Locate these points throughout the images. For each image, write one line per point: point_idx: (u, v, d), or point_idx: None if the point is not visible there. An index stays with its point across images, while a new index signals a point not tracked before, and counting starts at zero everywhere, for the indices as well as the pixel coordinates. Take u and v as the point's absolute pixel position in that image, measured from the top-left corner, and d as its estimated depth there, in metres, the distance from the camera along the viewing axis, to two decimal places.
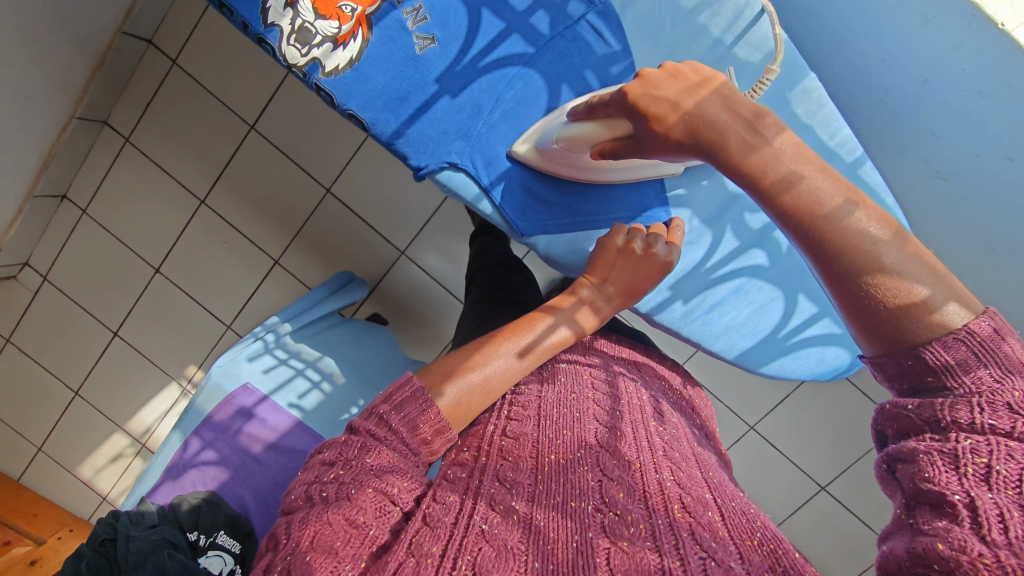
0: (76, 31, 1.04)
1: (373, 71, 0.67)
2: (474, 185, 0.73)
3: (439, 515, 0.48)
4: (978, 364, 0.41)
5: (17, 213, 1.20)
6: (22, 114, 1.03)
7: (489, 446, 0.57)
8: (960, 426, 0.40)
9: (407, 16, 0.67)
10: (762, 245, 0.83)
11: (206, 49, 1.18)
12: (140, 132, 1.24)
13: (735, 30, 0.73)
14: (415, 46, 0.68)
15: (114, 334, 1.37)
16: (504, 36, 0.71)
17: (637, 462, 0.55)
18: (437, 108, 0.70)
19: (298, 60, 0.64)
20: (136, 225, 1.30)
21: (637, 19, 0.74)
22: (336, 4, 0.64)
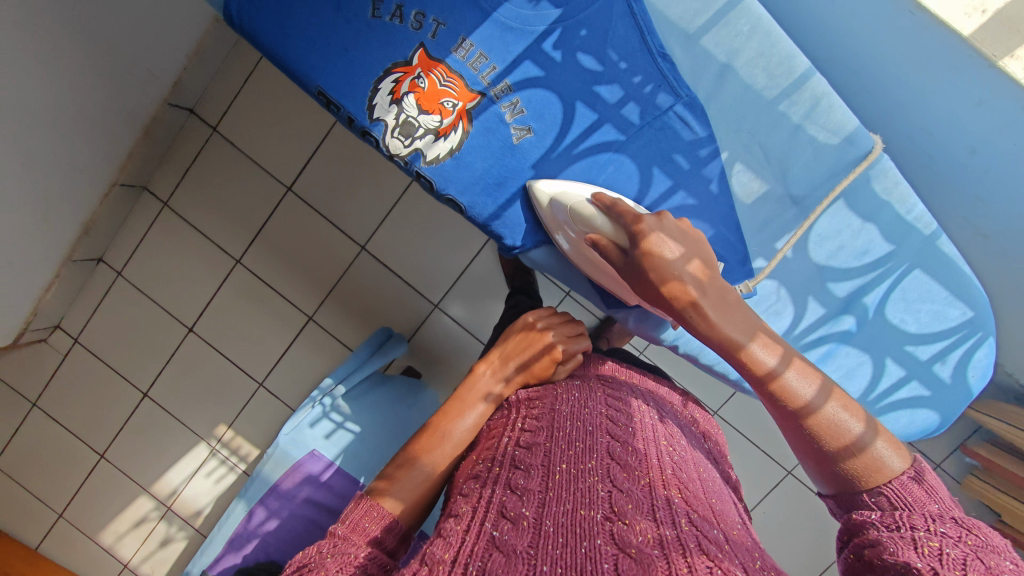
0: (125, 104, 1.09)
1: (473, 160, 0.78)
2: (568, 260, 0.85)
3: (452, 525, 0.52)
4: (927, 500, 0.48)
5: (54, 277, 1.22)
6: (69, 185, 1.09)
7: (504, 459, 0.59)
8: (917, 528, 0.45)
9: (505, 110, 0.78)
10: (850, 312, 0.89)
11: (245, 117, 1.23)
12: (178, 196, 1.27)
13: (818, 117, 0.79)
14: (513, 136, 0.79)
15: (143, 395, 1.37)
16: (596, 126, 0.80)
17: (647, 477, 0.56)
18: (533, 191, 0.81)
19: (401, 149, 0.76)
20: (169, 286, 1.32)
21: (720, 109, 0.82)
22: (438, 101, 0.75)
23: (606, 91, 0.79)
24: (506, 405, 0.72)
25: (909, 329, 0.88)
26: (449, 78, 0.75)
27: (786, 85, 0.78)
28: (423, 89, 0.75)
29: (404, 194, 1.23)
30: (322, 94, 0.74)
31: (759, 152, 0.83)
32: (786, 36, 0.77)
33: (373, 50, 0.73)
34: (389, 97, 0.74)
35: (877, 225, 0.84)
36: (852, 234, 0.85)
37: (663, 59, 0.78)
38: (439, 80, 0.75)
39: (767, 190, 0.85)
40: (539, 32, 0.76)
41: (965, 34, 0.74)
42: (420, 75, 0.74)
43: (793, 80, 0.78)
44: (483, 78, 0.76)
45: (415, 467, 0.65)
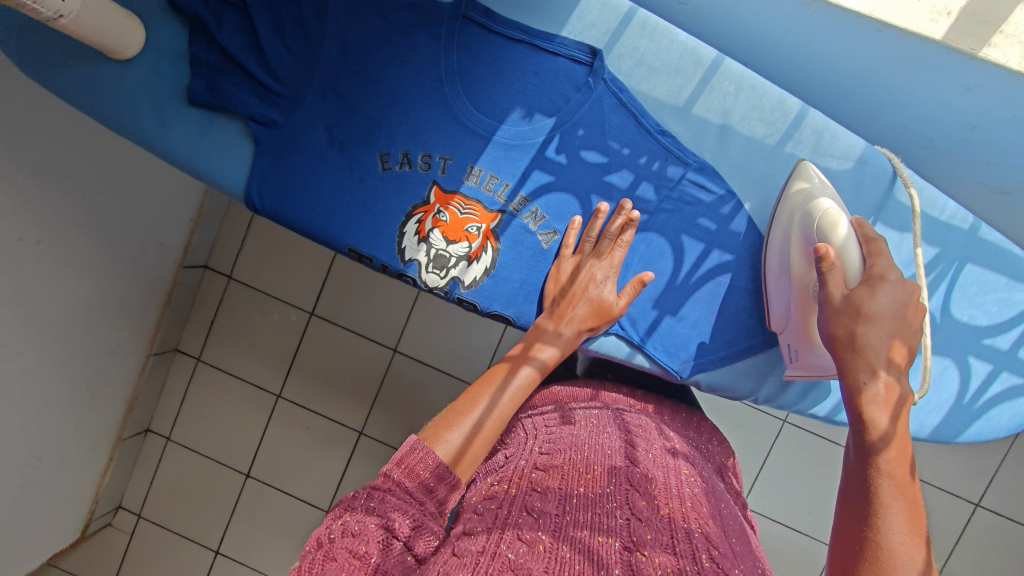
0: (146, 279, 1.14)
1: (509, 273, 0.79)
2: (626, 344, 0.82)
3: (467, 545, 0.46)
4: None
5: (109, 460, 1.24)
6: (108, 369, 1.12)
7: (522, 483, 0.55)
8: None
9: (527, 220, 0.79)
10: None
11: (255, 259, 1.28)
12: (209, 349, 1.30)
13: (826, 149, 0.81)
14: (543, 242, 0.79)
15: (216, 553, 1.33)
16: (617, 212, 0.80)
17: (667, 506, 0.52)
18: None
19: (439, 282, 0.77)
20: (219, 437, 1.33)
21: (731, 163, 0.81)
22: (463, 229, 0.77)
23: (617, 178, 0.80)
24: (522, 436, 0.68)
25: (981, 323, 0.85)
26: (469, 205, 0.77)
27: (785, 127, 0.81)
28: (445, 222, 0.77)
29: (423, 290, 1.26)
30: (353, 249, 0.76)
31: (781, 193, 0.82)
32: (771, 86, 0.80)
33: (391, 199, 0.76)
34: (416, 237, 0.76)
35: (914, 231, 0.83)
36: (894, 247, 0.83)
37: (663, 136, 0.80)
38: (459, 210, 0.77)
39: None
40: (539, 142, 0.79)
41: (938, 37, 0.77)
42: (440, 209, 0.77)
43: (790, 122, 0.81)
44: (499, 197, 0.78)
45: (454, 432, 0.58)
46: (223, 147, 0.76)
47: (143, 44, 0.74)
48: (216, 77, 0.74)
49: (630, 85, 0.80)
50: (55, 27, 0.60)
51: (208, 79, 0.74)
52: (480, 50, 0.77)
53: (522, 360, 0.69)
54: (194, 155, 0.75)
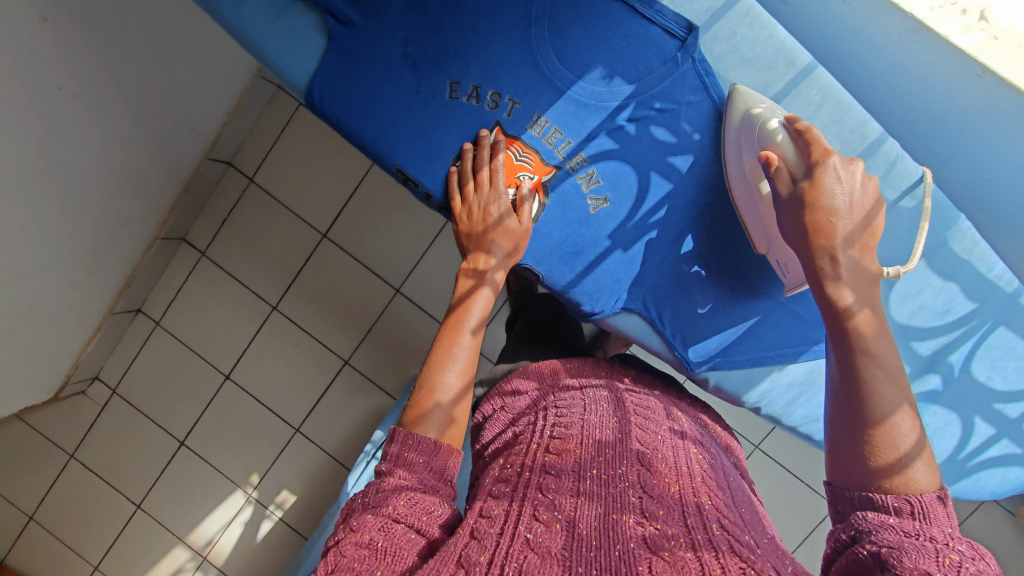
0: (170, 161, 1.13)
1: (550, 230, 0.80)
2: (647, 324, 0.84)
3: (485, 527, 0.48)
4: (944, 521, 0.49)
5: (95, 330, 1.24)
6: (115, 240, 1.12)
7: (533, 462, 0.56)
8: (935, 541, 0.46)
9: (581, 181, 0.79)
10: (934, 370, 0.86)
11: (281, 167, 1.26)
12: (216, 245, 1.30)
13: (893, 180, 0.80)
14: (589, 207, 0.80)
15: (181, 443, 1.35)
16: (670, 195, 0.81)
17: (677, 482, 0.53)
18: (609, 259, 0.81)
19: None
20: (207, 333, 1.33)
21: None
22: (516, 175, 0.77)
23: (680, 161, 0.80)
24: (528, 411, 0.67)
25: (996, 386, 0.86)
26: (525, 153, 0.77)
27: (860, 149, 0.79)
28: None
29: (439, 237, 1.26)
30: (402, 172, 0.76)
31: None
32: (855, 106, 0.79)
33: (452, 128, 0.76)
34: None
35: (958, 283, 0.83)
36: (934, 293, 0.84)
37: None
38: (515, 155, 0.77)
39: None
40: (612, 107, 0.78)
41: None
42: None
43: (866, 144, 0.79)
44: (558, 152, 0.78)
45: (449, 374, 0.61)
46: (294, 38, 0.72)
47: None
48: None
49: (716, 70, 0.79)
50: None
51: None
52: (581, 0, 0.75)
53: (456, 306, 0.67)
54: (261, 39, 0.71)
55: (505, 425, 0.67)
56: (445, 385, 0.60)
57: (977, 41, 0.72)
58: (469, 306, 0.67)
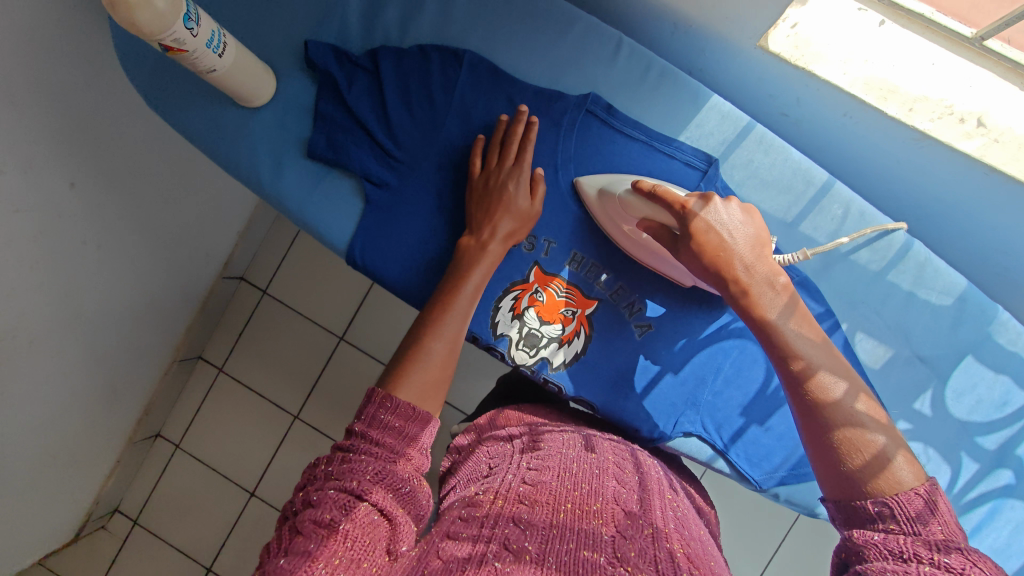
0: (186, 288, 1.14)
1: (597, 361, 0.75)
2: (708, 446, 0.77)
3: (452, 549, 0.46)
4: (931, 518, 0.50)
5: (115, 463, 1.22)
6: (134, 372, 1.11)
7: (507, 492, 0.54)
8: (921, 560, 0.47)
9: (624, 310, 0.75)
10: (1004, 464, 0.79)
11: (292, 277, 1.29)
12: (233, 361, 1.30)
13: (927, 282, 0.78)
14: (634, 334, 0.76)
15: (208, 571, 1.30)
16: (715, 315, 0.76)
17: (650, 526, 0.52)
18: (661, 385, 0.76)
19: (527, 360, 0.74)
20: (229, 451, 1.31)
21: (832, 284, 0.78)
22: (558, 310, 0.75)
23: None
24: (507, 445, 0.67)
25: None
26: (567, 289, 0.75)
27: (890, 256, 0.78)
28: (543, 302, 0.74)
29: None
30: None
31: (878, 319, 0.79)
32: (878, 214, 0.78)
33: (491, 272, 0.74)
34: (512, 313, 0.74)
35: (1010, 373, 0.79)
36: (990, 387, 0.79)
37: None
38: (557, 293, 0.74)
39: (892, 354, 0.79)
40: None
41: None
42: (538, 289, 0.74)
43: (895, 250, 0.78)
44: (600, 283, 0.75)
45: (434, 340, 0.62)
46: (334, 204, 0.72)
47: (272, 91, 0.71)
48: (337, 134, 0.71)
49: (738, 193, 0.77)
50: (208, 77, 0.63)
51: (329, 135, 0.71)
52: (598, 144, 0.75)
53: (456, 267, 0.66)
54: (301, 206, 0.72)
55: (480, 464, 0.65)
56: (428, 351, 0.61)
57: (980, 145, 0.66)
58: (465, 275, 0.66)
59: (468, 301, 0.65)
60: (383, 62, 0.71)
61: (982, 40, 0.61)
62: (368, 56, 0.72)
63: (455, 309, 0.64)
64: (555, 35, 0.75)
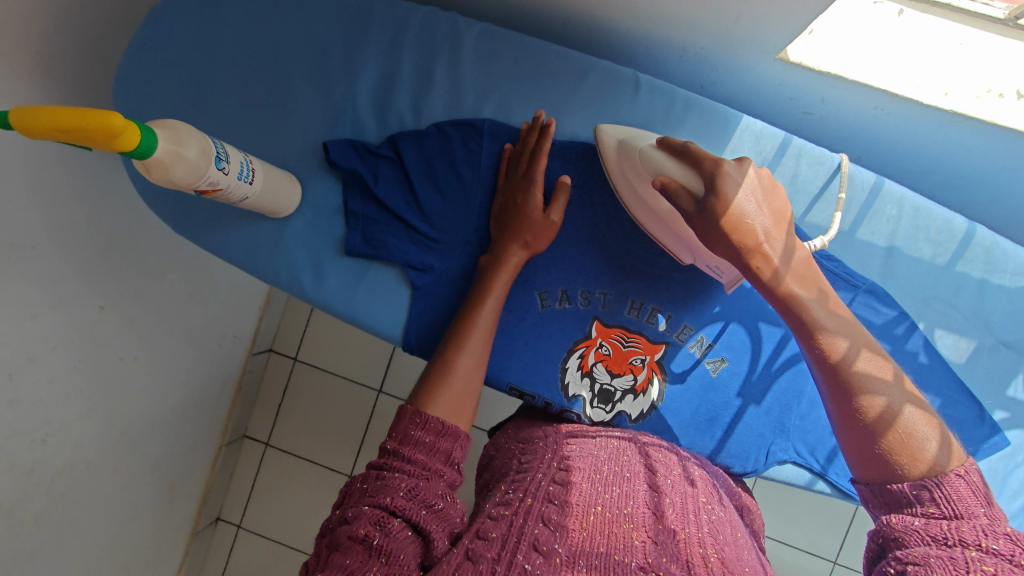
0: (222, 373, 1.14)
1: (678, 405, 0.71)
2: (807, 470, 0.73)
3: (481, 550, 0.44)
4: (974, 501, 0.45)
5: (184, 555, 1.22)
6: (187, 467, 1.11)
7: (537, 489, 0.51)
8: (966, 544, 0.42)
9: (693, 348, 0.72)
10: None
11: (320, 339, 1.29)
12: (278, 433, 1.30)
13: (997, 266, 0.74)
14: (709, 370, 0.72)
15: None
16: (785, 339, 0.73)
17: (683, 531, 0.49)
18: (747, 418, 0.72)
19: (605, 417, 0.69)
20: (290, 522, 1.30)
21: (900, 286, 0.73)
22: (627, 360, 0.71)
23: None
24: (539, 437, 0.63)
25: None
26: (632, 337, 0.71)
27: (953, 247, 0.73)
28: (609, 355, 0.70)
29: None
30: (514, 388, 0.70)
31: (954, 312, 0.74)
32: (933, 206, 0.73)
33: (549, 336, 0.71)
34: (579, 371, 0.70)
35: None
36: None
37: (827, 260, 0.72)
38: (621, 342, 0.71)
39: (976, 344, 0.74)
40: (696, 272, 0.72)
41: None
42: (601, 343, 0.71)
43: (957, 240, 0.73)
44: (663, 327, 0.72)
45: (461, 356, 0.59)
46: (381, 298, 0.71)
47: (300, 199, 0.70)
48: (371, 228, 0.70)
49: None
50: (240, 204, 0.63)
51: (365, 230, 0.70)
52: None
53: (478, 287, 0.65)
54: (349, 305, 0.71)
55: (515, 450, 0.62)
56: (455, 366, 0.59)
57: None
58: (484, 292, 0.64)
59: (488, 321, 0.62)
60: (404, 147, 0.70)
61: (1016, 19, 0.56)
62: (388, 143, 0.70)
63: (477, 325, 0.62)
64: (570, 86, 0.70)
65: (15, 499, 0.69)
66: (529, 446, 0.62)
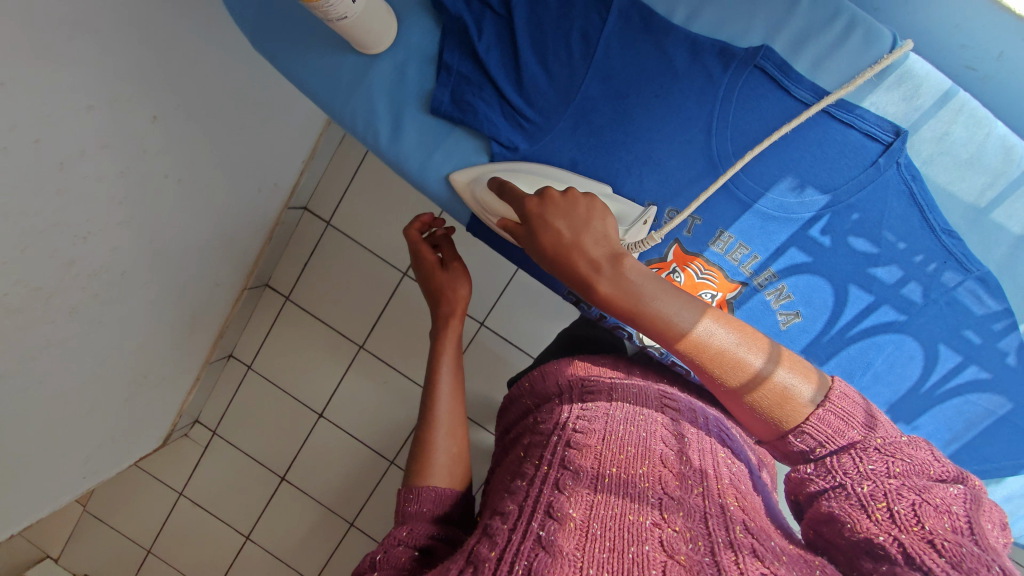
0: (258, 218, 1.13)
1: None
2: None
3: (499, 525, 0.49)
4: (844, 426, 0.49)
5: (195, 379, 1.29)
6: (211, 299, 1.14)
7: (552, 455, 0.55)
8: (851, 474, 0.46)
9: (771, 296, 0.72)
10: None
11: (358, 209, 1.27)
12: (299, 290, 1.32)
13: None
14: (780, 323, 0.72)
15: (282, 478, 1.38)
16: (872, 308, 0.71)
17: (701, 484, 0.52)
18: None
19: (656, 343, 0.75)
20: (298, 375, 1.36)
21: (1021, 279, 0.69)
22: (697, 292, 0.72)
23: (883, 272, 0.70)
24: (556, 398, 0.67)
25: None
26: (709, 269, 0.71)
27: None
28: (679, 283, 0.71)
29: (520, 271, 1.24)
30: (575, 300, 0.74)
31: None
32: None
33: None
34: None
35: None
36: None
37: (948, 236, 0.69)
38: (697, 273, 0.71)
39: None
40: (804, 219, 0.70)
41: None
42: (675, 269, 0.72)
43: None
44: (745, 268, 0.71)
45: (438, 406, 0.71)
46: (455, 164, 0.70)
47: (393, 37, 0.67)
48: (462, 87, 0.67)
49: (926, 172, 0.68)
50: (336, 23, 0.59)
51: (454, 89, 0.67)
52: (760, 105, 0.67)
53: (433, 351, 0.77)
54: (420, 168, 0.70)
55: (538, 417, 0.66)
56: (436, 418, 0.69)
57: None
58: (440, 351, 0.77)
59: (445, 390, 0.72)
60: (516, 6, 0.65)
61: None
62: None
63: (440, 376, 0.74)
64: None
65: (54, 286, 0.71)
66: (552, 408, 0.65)
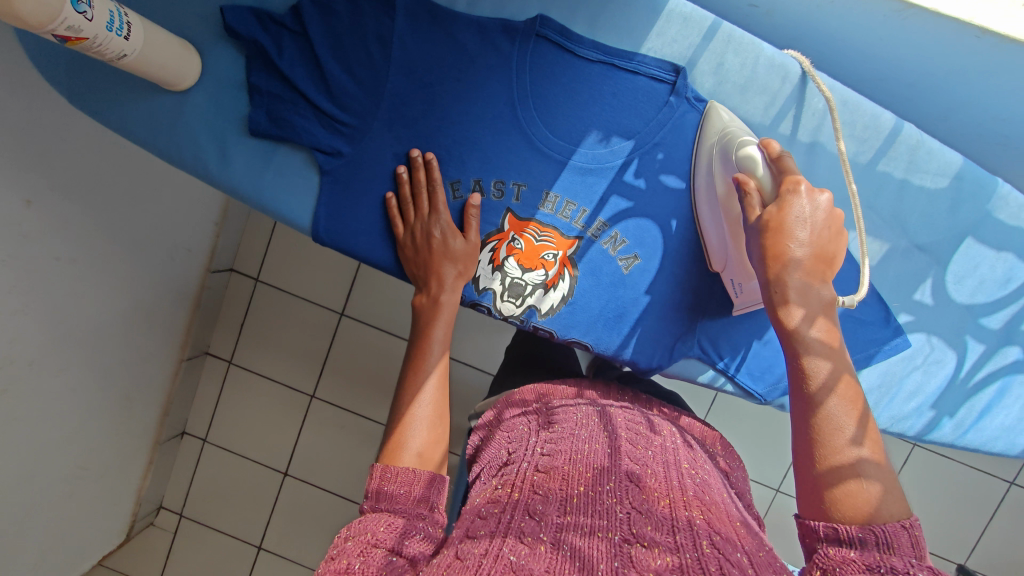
0: (177, 287, 1.13)
1: (587, 301, 0.78)
2: (709, 366, 0.83)
3: (470, 549, 0.47)
4: (912, 548, 0.48)
5: (148, 463, 1.26)
6: (143, 377, 1.12)
7: (522, 482, 0.55)
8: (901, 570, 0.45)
9: (606, 245, 0.77)
10: (1011, 341, 0.88)
11: (283, 259, 1.27)
12: (241, 351, 1.31)
13: (920, 165, 0.80)
14: (621, 267, 0.78)
15: (258, 548, 1.34)
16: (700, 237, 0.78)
17: (668, 497, 0.52)
18: (653, 315, 0.79)
19: (514, 310, 0.77)
20: (254, 438, 1.33)
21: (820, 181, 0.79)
22: (538, 256, 0.76)
23: None
24: (517, 423, 0.69)
25: None
26: (544, 232, 0.76)
27: (879, 143, 0.79)
28: (521, 249, 0.76)
29: None
30: None
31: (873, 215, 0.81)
32: (863, 100, 0.78)
33: None
34: (491, 265, 0.76)
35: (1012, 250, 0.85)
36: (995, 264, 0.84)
37: None
38: (534, 237, 0.76)
39: (888, 247, 0.82)
40: (617, 166, 0.76)
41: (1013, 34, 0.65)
42: (514, 237, 0.76)
43: (884, 136, 0.79)
44: (577, 223, 0.76)
45: (418, 404, 0.64)
46: (290, 180, 0.73)
47: (199, 72, 0.70)
48: (276, 105, 0.70)
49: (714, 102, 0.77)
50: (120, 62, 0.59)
51: (269, 108, 0.70)
52: (553, 70, 0.73)
53: (422, 328, 0.69)
54: (256, 188, 0.72)
55: (499, 448, 0.66)
56: (413, 417, 0.63)
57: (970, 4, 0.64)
58: (429, 334, 0.69)
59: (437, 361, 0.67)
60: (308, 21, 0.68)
61: None
62: (292, 15, 0.69)
63: (430, 364, 0.67)
64: None
65: None
66: (516, 437, 0.66)
